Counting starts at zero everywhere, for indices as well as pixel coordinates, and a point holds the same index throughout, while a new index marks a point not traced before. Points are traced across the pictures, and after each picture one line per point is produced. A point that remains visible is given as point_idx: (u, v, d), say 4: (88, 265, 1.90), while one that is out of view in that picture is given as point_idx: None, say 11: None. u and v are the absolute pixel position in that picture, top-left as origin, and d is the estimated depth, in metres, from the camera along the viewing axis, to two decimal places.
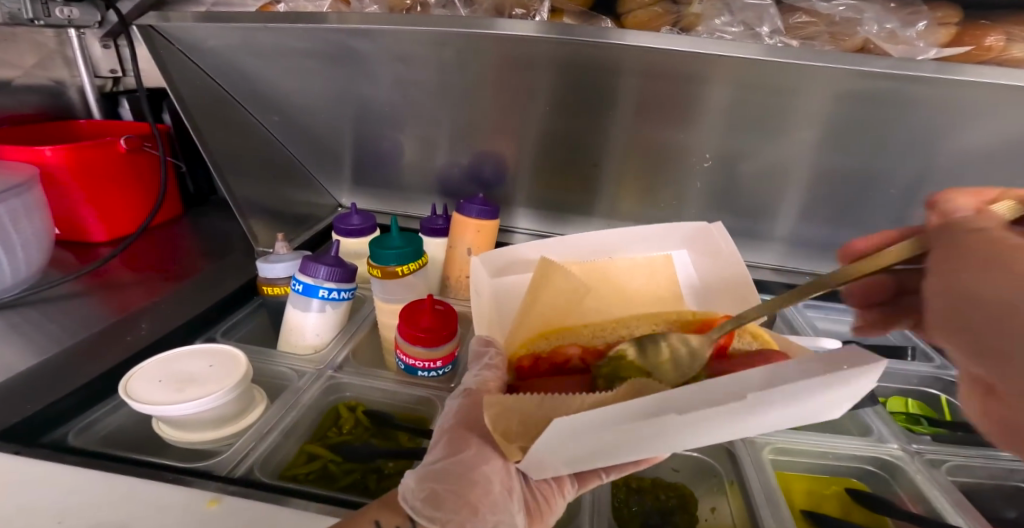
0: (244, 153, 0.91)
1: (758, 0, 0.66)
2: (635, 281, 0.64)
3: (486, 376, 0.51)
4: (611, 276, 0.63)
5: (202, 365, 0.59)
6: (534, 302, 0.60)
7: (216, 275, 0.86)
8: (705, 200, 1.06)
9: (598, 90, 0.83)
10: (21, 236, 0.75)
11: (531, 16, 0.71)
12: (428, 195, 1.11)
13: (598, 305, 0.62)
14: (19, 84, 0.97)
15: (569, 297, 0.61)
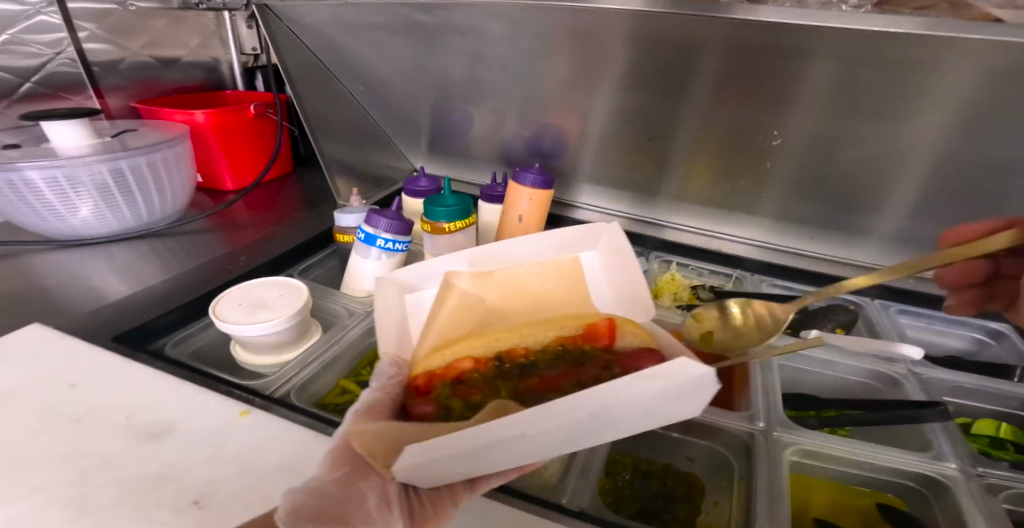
0: (335, 120, 1.04)
1: None
2: (535, 294, 0.66)
3: (376, 398, 0.51)
4: (524, 286, 0.65)
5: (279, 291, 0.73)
6: (450, 321, 0.62)
7: (305, 223, 1.00)
8: (784, 183, 0.94)
9: (681, 60, 0.81)
10: (170, 182, 0.94)
11: None
12: (494, 165, 1.16)
13: (501, 318, 0.65)
14: (184, 61, 1.18)
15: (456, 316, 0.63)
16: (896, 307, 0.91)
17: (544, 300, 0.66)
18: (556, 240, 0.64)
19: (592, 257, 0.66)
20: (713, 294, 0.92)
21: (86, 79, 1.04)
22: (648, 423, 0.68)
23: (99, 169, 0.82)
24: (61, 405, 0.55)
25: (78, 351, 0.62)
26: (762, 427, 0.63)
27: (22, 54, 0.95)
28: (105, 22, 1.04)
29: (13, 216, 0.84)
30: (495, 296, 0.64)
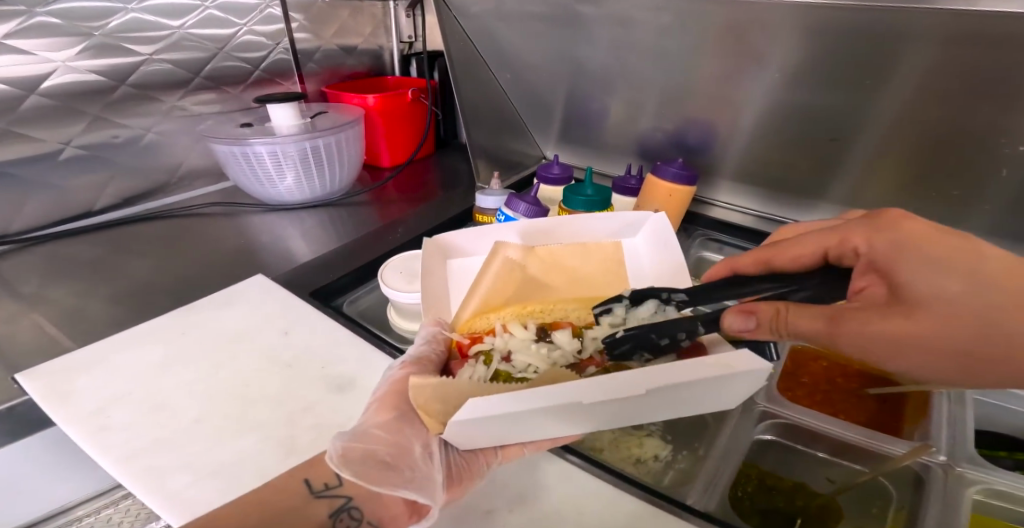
0: (479, 103, 1.09)
1: None
2: (554, 264, 0.71)
3: (423, 350, 0.59)
4: (562, 260, 0.72)
5: (631, 237, 0.74)
6: (475, 288, 0.68)
7: (446, 204, 1.09)
8: (1011, 199, 0.74)
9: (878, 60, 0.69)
10: (348, 157, 1.10)
11: None
12: (627, 156, 1.14)
13: (532, 290, 0.70)
14: (358, 49, 1.31)
15: (568, 276, 0.71)
16: None
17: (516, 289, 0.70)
18: (609, 223, 0.72)
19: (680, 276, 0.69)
20: None
21: (294, 66, 1.18)
22: (795, 441, 0.63)
23: (299, 149, 1.00)
24: (274, 347, 0.64)
25: (282, 299, 0.73)
26: (942, 460, 0.54)
27: (253, 43, 1.08)
28: (309, 13, 1.17)
29: (239, 181, 1.06)
30: (529, 265, 0.70)
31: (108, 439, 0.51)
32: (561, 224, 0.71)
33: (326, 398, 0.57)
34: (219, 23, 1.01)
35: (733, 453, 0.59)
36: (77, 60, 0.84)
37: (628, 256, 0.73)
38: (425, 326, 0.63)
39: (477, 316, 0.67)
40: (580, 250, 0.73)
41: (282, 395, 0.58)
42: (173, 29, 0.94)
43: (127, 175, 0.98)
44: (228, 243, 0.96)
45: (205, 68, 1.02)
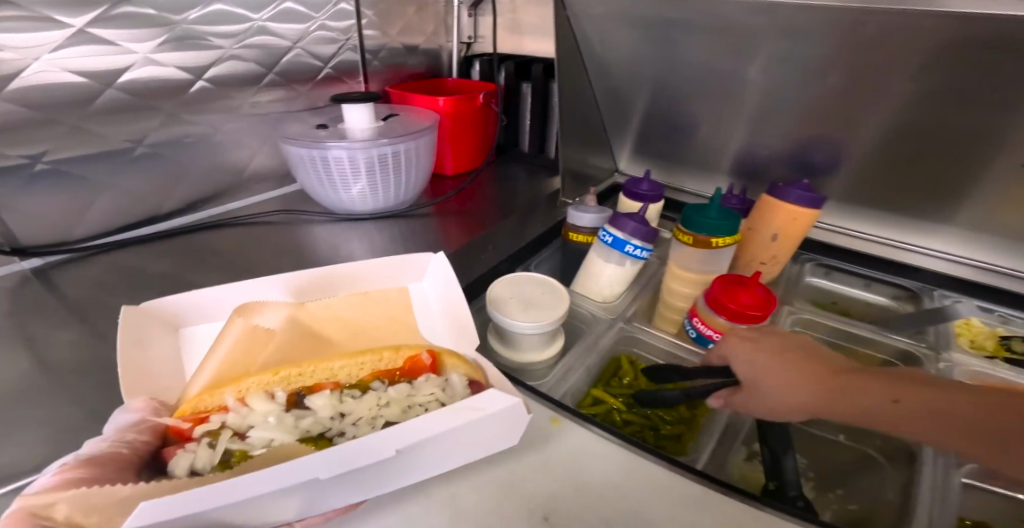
0: (578, 114, 1.03)
1: None
2: (314, 318, 0.58)
3: (129, 443, 0.43)
4: (336, 315, 0.59)
5: (416, 282, 0.64)
6: (230, 355, 0.54)
7: (529, 218, 1.03)
8: None
9: None
10: (419, 168, 0.98)
11: None
12: (715, 171, 1.08)
13: (294, 349, 0.57)
14: (421, 48, 1.24)
15: (344, 328, 0.60)
16: None
17: (293, 350, 0.57)
18: (379, 266, 0.61)
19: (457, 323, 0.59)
20: None
21: (360, 64, 1.11)
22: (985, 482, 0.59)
23: (375, 155, 0.89)
24: None
25: None
26: None
27: (323, 38, 1.01)
28: (378, 8, 1.10)
29: (305, 185, 0.95)
30: (304, 318, 0.58)
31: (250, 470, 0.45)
32: (355, 273, 0.60)
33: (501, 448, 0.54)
34: (292, 16, 0.94)
35: (948, 502, 0.54)
36: (156, 52, 0.77)
37: (409, 296, 0.64)
38: (129, 407, 0.46)
39: (208, 391, 0.51)
40: (354, 301, 0.60)
41: None
42: (253, 22, 0.88)
43: (193, 177, 0.90)
44: (303, 253, 0.88)
45: (277, 64, 0.95)
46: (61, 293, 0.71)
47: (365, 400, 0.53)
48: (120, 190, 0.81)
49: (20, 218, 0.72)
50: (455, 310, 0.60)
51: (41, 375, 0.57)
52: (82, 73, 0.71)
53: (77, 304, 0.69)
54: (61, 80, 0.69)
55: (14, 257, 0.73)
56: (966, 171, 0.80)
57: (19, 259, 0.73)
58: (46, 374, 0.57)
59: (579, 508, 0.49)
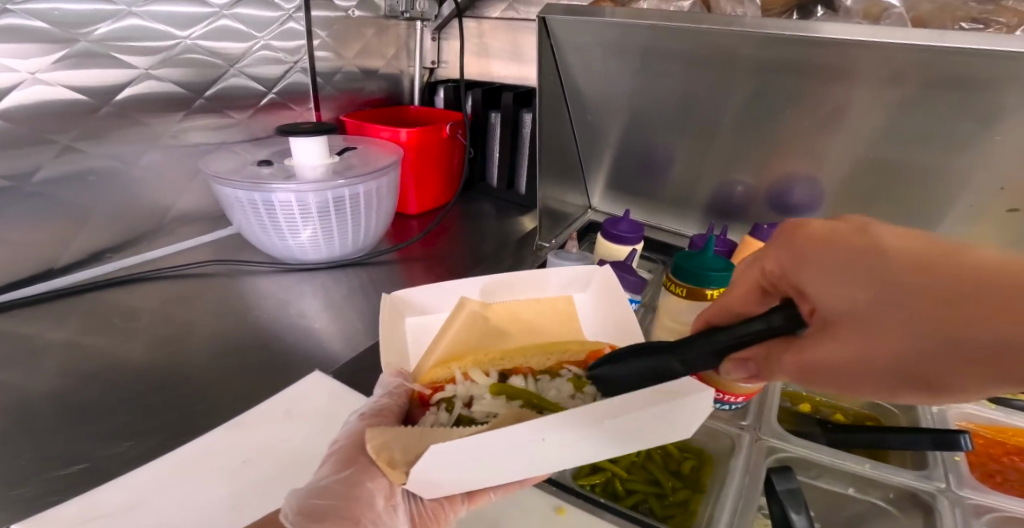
0: (554, 149, 0.96)
1: None
2: (516, 307, 0.59)
3: (383, 401, 0.48)
4: (518, 314, 0.59)
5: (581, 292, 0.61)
6: (442, 338, 0.56)
7: (500, 263, 0.95)
8: None
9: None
10: (381, 209, 0.88)
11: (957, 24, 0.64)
12: (691, 210, 1.05)
13: (492, 339, 0.57)
14: (381, 72, 1.15)
15: (527, 325, 0.59)
16: None
17: (492, 337, 0.57)
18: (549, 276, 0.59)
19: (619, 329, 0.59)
20: None
21: (311, 89, 1.00)
22: None
23: (330, 197, 0.78)
24: None
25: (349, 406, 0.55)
26: None
27: (266, 60, 0.90)
28: (331, 28, 1.00)
29: (244, 231, 0.83)
30: (497, 313, 0.58)
31: None
32: (534, 279, 0.59)
33: None
34: (230, 31, 0.83)
35: None
36: (46, 71, 0.65)
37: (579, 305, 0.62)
38: (384, 375, 0.51)
39: (440, 363, 0.54)
40: (542, 305, 0.60)
41: None
42: (180, 39, 0.77)
43: (102, 222, 0.77)
44: (235, 309, 0.76)
45: (210, 88, 0.84)
46: None
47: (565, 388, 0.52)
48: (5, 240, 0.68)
49: None
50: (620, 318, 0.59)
51: None
52: None
53: None
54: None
55: None
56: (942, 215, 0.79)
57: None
58: None
59: None
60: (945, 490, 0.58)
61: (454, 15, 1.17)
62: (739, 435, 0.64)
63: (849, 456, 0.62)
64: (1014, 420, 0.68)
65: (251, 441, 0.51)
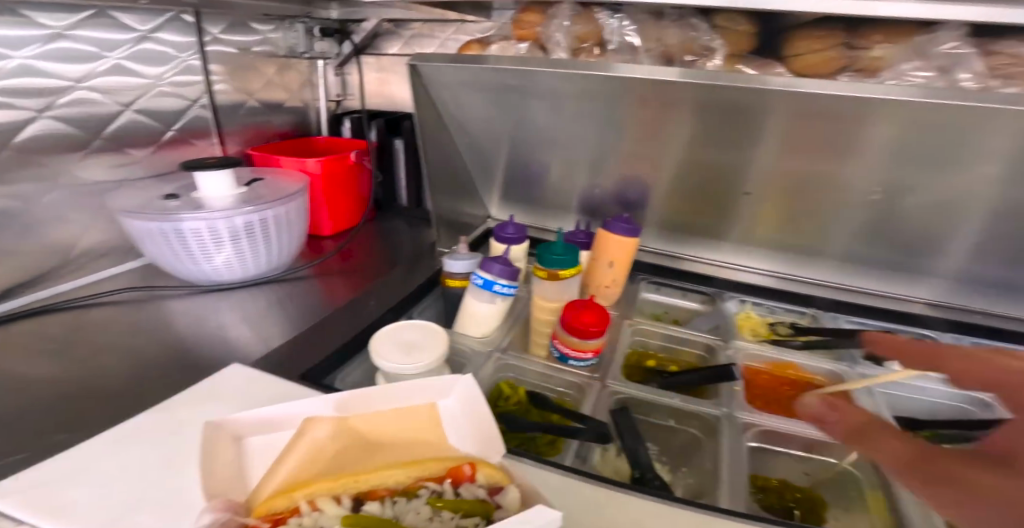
0: (439, 165, 1.12)
1: (956, 49, 0.69)
2: (379, 423, 0.52)
3: None
4: (370, 434, 0.51)
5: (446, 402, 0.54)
6: (281, 464, 0.47)
7: (404, 268, 1.09)
8: (850, 229, 1.00)
9: (773, 128, 0.85)
10: (293, 231, 0.98)
11: (693, 62, 0.82)
12: (569, 211, 1.25)
13: (348, 455, 0.49)
14: (286, 106, 1.27)
15: (384, 443, 0.51)
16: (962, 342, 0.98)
17: (348, 459, 0.48)
18: (403, 383, 0.54)
19: (482, 431, 0.50)
20: (791, 330, 0.99)
21: (213, 124, 1.10)
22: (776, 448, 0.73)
23: (242, 224, 0.88)
24: None
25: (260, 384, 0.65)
26: None
27: (164, 97, 1.00)
28: (230, 68, 1.11)
29: (159, 259, 0.90)
30: (357, 428, 0.51)
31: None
32: (388, 394, 0.54)
33: None
34: (125, 75, 0.92)
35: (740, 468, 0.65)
36: None
37: (444, 413, 0.54)
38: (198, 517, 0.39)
39: (279, 492, 0.43)
40: (403, 412, 0.53)
41: None
42: (77, 84, 0.86)
43: (11, 259, 0.84)
44: (148, 328, 0.83)
45: (109, 127, 0.92)
46: None
47: (429, 521, 0.43)
48: None
49: None
50: (478, 415, 0.52)
51: None
52: None
53: None
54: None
55: None
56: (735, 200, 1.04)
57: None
58: None
59: None
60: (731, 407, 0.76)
61: (353, 52, 1.32)
62: (585, 385, 0.80)
63: (663, 393, 0.78)
64: (787, 357, 0.90)
65: (162, 421, 0.59)
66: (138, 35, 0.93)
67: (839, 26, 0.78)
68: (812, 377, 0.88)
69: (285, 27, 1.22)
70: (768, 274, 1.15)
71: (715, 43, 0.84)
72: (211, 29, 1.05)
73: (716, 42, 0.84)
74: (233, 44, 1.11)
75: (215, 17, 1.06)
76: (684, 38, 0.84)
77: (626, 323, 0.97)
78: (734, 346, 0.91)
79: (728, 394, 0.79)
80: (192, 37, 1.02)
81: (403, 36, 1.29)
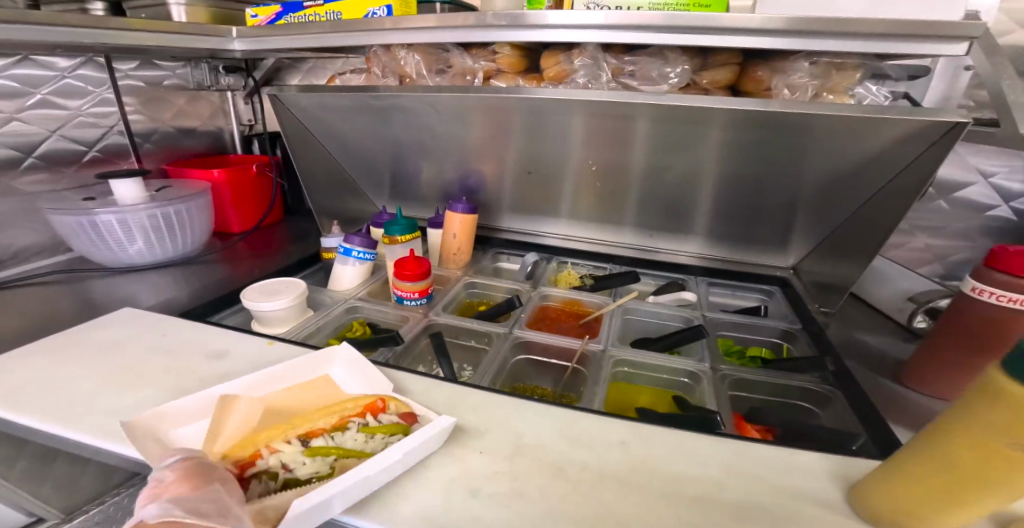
0: (317, 172, 1.46)
1: (596, 59, 0.99)
2: (282, 397, 0.69)
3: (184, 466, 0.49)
4: (282, 401, 0.69)
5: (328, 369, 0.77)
6: (219, 431, 0.61)
7: (295, 252, 1.37)
8: (637, 201, 1.28)
9: (546, 126, 1.14)
10: (195, 224, 1.25)
11: (473, 80, 1.17)
12: (437, 202, 1.55)
13: (273, 416, 0.65)
14: (199, 130, 1.54)
15: (295, 403, 0.69)
16: (709, 281, 1.30)
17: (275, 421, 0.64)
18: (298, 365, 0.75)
19: (368, 376, 0.74)
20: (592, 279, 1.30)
21: (130, 146, 1.36)
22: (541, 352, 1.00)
23: (149, 217, 1.14)
24: (155, 342, 0.80)
25: (150, 317, 0.87)
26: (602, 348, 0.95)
27: (84, 125, 1.25)
28: (142, 100, 1.37)
29: (83, 249, 1.15)
30: (269, 403, 0.67)
31: (34, 408, 0.64)
32: (274, 373, 0.73)
33: (206, 362, 0.76)
34: (48, 108, 1.17)
35: (494, 364, 0.90)
36: None
37: (330, 377, 0.76)
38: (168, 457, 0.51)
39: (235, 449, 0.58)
40: (303, 387, 0.72)
41: (173, 366, 0.74)
42: (7, 116, 1.11)
43: None
44: (70, 301, 1.07)
45: (37, 149, 1.17)
46: None
47: (354, 436, 0.62)
48: None
49: None
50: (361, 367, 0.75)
51: None
52: None
53: None
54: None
55: None
56: (535, 178, 1.34)
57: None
58: None
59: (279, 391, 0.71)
60: (512, 326, 1.03)
61: (256, 85, 1.61)
62: (409, 318, 1.06)
63: (463, 319, 1.04)
64: (574, 295, 1.19)
65: (69, 338, 0.80)
66: (57, 75, 1.18)
67: (560, 47, 1.04)
68: (587, 309, 1.17)
69: (192, 65, 1.47)
70: (588, 241, 1.44)
71: (491, 66, 1.16)
72: (121, 67, 1.31)
73: (491, 65, 1.16)
74: (141, 78, 1.36)
75: (125, 58, 1.31)
76: (462, 64, 1.18)
77: (462, 279, 1.24)
78: (538, 290, 1.19)
79: (514, 319, 1.05)
80: (105, 75, 1.28)
81: (300, 70, 1.62)
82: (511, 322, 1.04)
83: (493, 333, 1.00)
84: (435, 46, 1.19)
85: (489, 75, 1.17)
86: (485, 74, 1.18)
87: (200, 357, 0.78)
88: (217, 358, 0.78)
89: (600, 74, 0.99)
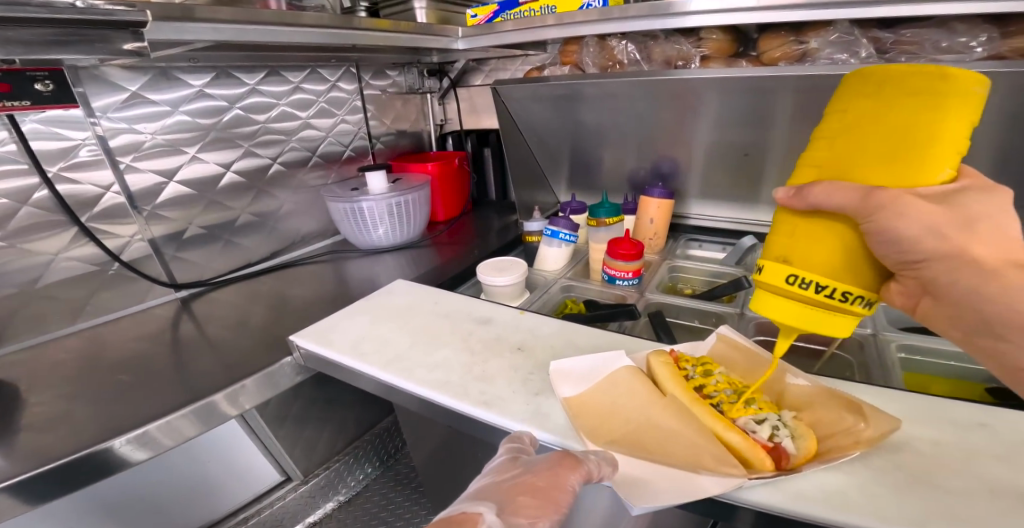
0: (517, 162, 1.53)
1: (853, 36, 0.96)
2: (613, 422, 0.62)
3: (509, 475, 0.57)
4: (613, 424, 0.62)
5: (559, 385, 0.67)
6: (683, 452, 0.55)
7: (495, 237, 1.50)
8: None
9: (767, 107, 1.10)
10: (420, 210, 1.44)
11: (686, 65, 1.16)
12: (622, 190, 1.58)
13: (653, 425, 0.60)
14: (409, 131, 1.78)
15: (614, 413, 0.63)
16: None
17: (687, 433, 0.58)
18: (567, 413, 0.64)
19: (601, 364, 0.69)
20: None
21: (369, 146, 1.65)
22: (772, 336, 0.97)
23: (393, 204, 1.34)
24: (433, 309, 0.95)
25: (423, 289, 1.03)
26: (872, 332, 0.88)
27: (345, 128, 1.56)
28: (377, 105, 1.64)
29: (347, 232, 1.41)
30: (633, 436, 0.59)
31: (372, 356, 0.81)
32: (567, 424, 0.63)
33: (478, 326, 0.89)
34: (324, 113, 1.48)
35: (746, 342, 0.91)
36: (253, 145, 1.33)
37: (563, 386, 0.67)
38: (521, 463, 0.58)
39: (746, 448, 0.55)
40: (597, 412, 0.63)
41: (453, 328, 0.88)
42: (302, 121, 1.43)
43: (272, 235, 1.43)
44: (337, 277, 1.32)
45: (318, 149, 1.50)
46: (213, 301, 1.21)
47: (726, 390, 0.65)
48: (237, 245, 1.35)
49: (182, 265, 1.25)
50: (584, 360, 0.70)
51: (209, 351, 1.00)
52: (213, 162, 1.26)
53: (226, 306, 1.19)
54: (202, 168, 1.24)
55: (173, 290, 1.22)
56: (749, 161, 1.27)
57: (174, 291, 1.23)
58: (218, 350, 1.01)
59: (555, 349, 0.80)
60: (742, 307, 1.02)
61: (450, 85, 1.81)
62: (625, 297, 1.11)
63: (686, 297, 1.05)
64: None
65: (368, 302, 0.99)
66: (329, 84, 1.48)
67: (786, 29, 1.03)
68: None
69: (406, 71, 1.71)
70: None
71: (701, 50, 1.14)
72: (365, 77, 1.58)
73: (700, 49, 1.15)
74: (376, 87, 1.63)
75: (367, 68, 1.58)
76: (671, 51, 1.18)
77: (666, 263, 1.28)
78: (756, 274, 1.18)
79: (741, 300, 1.04)
80: (355, 83, 1.56)
81: (484, 71, 1.75)
82: (739, 303, 1.03)
83: (724, 314, 1.01)
84: (642, 34, 1.21)
85: (698, 59, 1.16)
86: (695, 59, 1.16)
87: (471, 322, 0.91)
88: (485, 323, 0.90)
89: (858, 50, 0.95)
